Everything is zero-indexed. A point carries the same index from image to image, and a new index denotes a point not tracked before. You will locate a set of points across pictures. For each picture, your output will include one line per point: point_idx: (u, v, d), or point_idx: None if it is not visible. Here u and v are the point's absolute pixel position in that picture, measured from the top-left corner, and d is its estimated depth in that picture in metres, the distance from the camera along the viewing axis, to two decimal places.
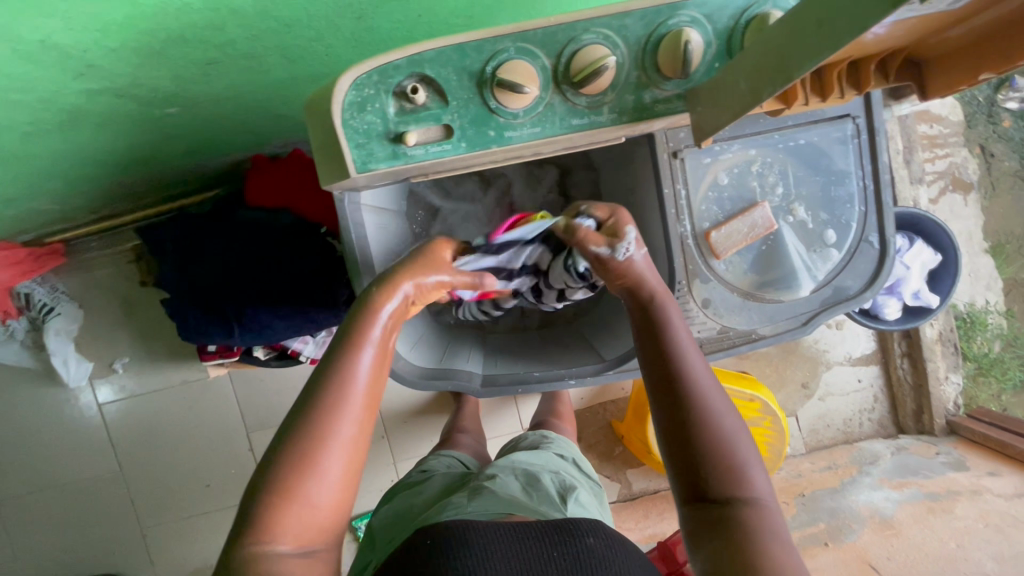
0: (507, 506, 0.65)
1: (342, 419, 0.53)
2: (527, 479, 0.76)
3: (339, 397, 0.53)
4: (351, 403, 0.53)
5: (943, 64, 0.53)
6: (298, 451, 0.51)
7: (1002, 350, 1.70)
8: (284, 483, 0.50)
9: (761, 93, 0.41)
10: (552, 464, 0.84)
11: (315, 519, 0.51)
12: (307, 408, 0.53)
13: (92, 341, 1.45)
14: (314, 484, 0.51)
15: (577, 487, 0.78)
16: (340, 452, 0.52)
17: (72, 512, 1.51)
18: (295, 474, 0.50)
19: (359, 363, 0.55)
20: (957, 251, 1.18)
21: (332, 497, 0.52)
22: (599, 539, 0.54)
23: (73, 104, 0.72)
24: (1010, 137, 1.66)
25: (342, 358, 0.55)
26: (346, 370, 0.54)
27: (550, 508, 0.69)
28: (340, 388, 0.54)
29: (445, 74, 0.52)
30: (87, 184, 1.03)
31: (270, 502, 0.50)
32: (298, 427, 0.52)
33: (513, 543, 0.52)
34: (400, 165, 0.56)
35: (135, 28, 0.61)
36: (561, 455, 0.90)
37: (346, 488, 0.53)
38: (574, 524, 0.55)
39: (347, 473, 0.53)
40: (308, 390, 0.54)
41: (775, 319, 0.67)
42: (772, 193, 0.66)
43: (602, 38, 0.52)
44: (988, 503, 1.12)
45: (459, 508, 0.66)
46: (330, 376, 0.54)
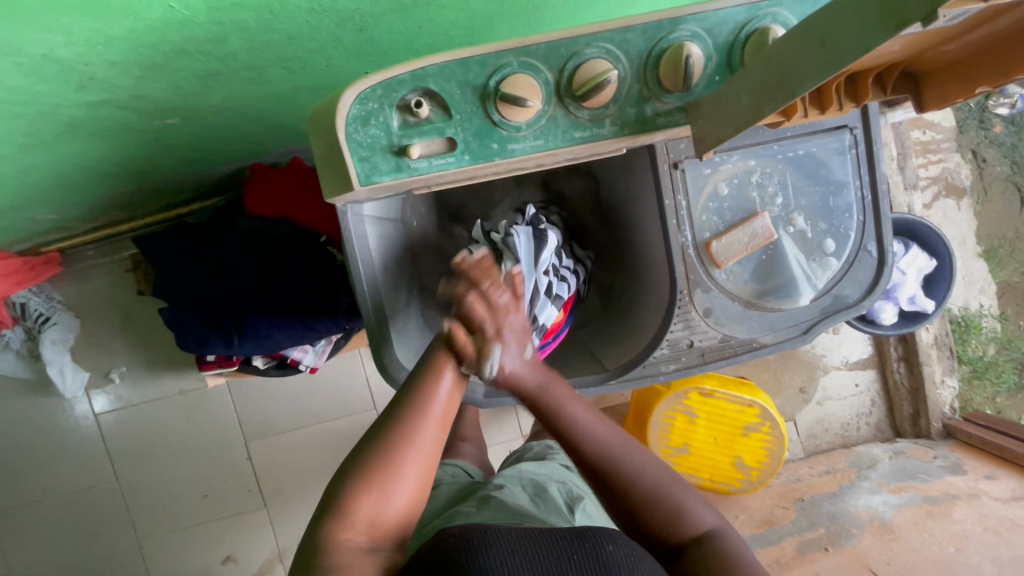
0: (518, 516, 0.65)
1: (424, 426, 0.59)
2: (534, 490, 0.76)
3: (422, 407, 0.60)
4: (432, 413, 0.60)
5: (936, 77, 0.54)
6: (384, 445, 0.57)
7: (996, 353, 1.72)
8: (370, 472, 0.55)
9: (762, 109, 0.41)
10: (558, 474, 0.84)
11: (392, 520, 0.55)
12: (393, 415, 0.60)
13: (88, 351, 1.44)
14: (394, 482, 0.56)
15: (584, 497, 0.78)
16: (419, 454, 0.57)
17: (68, 523, 1.50)
18: (375, 468, 0.55)
19: (442, 382, 0.62)
20: (951, 256, 1.19)
21: (409, 499, 0.56)
22: (619, 547, 0.53)
23: (73, 115, 0.72)
24: (1001, 142, 1.68)
25: (428, 374, 0.62)
26: (431, 384, 0.61)
27: (559, 518, 0.70)
28: (423, 404, 0.60)
29: (449, 88, 0.53)
30: (85, 194, 1.02)
31: (355, 488, 0.54)
32: (385, 431, 0.58)
33: (532, 547, 0.52)
34: (404, 178, 0.56)
35: (137, 41, 0.61)
36: (567, 466, 0.90)
37: (420, 490, 0.57)
38: (592, 532, 0.54)
39: (423, 479, 0.57)
40: (395, 400, 0.61)
41: (775, 327, 0.67)
42: (772, 203, 0.67)
43: (604, 53, 0.52)
44: (986, 507, 1.13)
45: (469, 516, 0.67)
46: (415, 389, 0.61)
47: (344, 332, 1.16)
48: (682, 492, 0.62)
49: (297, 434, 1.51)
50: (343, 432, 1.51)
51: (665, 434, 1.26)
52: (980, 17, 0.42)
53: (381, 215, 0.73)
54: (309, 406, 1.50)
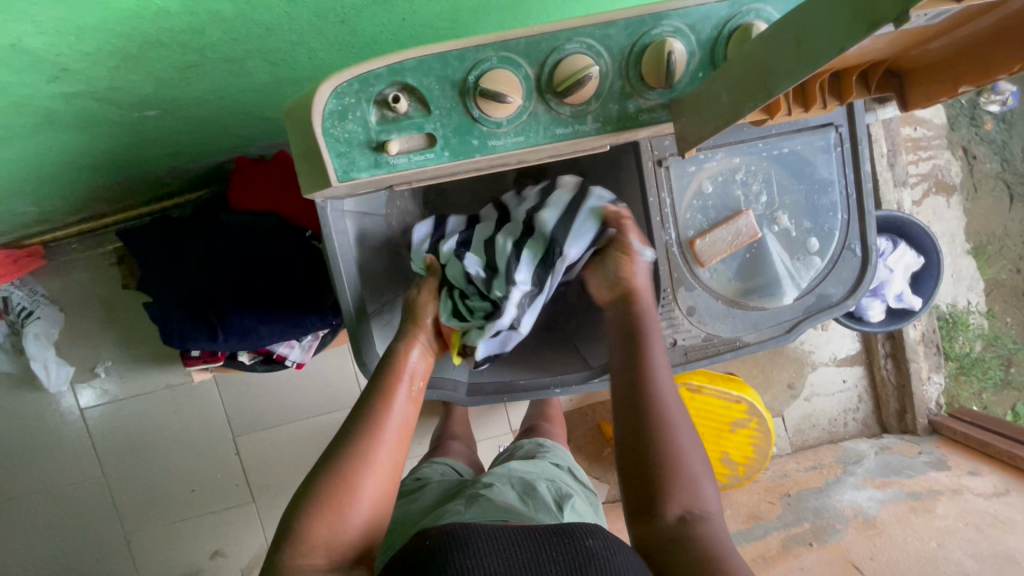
0: (504, 514, 0.65)
1: (378, 445, 0.61)
2: (523, 488, 0.76)
3: (375, 427, 0.61)
4: (385, 432, 0.61)
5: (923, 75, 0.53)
6: (340, 467, 0.58)
7: (982, 350, 1.73)
8: (326, 495, 0.57)
9: (742, 108, 0.41)
10: (548, 473, 0.84)
11: (348, 542, 0.56)
12: (347, 438, 0.61)
13: (73, 345, 1.43)
14: (351, 504, 0.57)
15: (572, 495, 0.78)
16: (374, 473, 0.59)
17: (55, 518, 1.49)
18: (333, 490, 0.57)
19: (395, 401, 0.64)
20: (939, 253, 1.19)
21: (365, 521, 0.57)
22: (600, 541, 0.53)
23: (49, 107, 0.71)
24: (991, 140, 1.69)
25: (381, 394, 0.64)
26: (384, 405, 0.63)
27: (547, 516, 0.69)
28: (376, 423, 0.62)
29: (427, 83, 0.52)
30: (65, 186, 1.01)
31: (312, 511, 0.56)
32: (341, 453, 0.59)
33: (513, 547, 0.51)
34: (383, 174, 0.55)
35: (110, 32, 0.59)
36: (557, 464, 0.90)
37: (378, 508, 0.59)
38: (573, 527, 0.54)
39: (378, 498, 0.59)
40: (351, 421, 0.63)
41: (758, 326, 0.67)
42: (756, 201, 0.66)
43: (585, 48, 0.51)
44: (968, 502, 1.14)
45: (458, 514, 0.67)
46: (370, 411, 0.62)
47: (331, 327, 1.15)
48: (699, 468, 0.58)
49: (286, 429, 1.50)
50: (333, 428, 1.51)
51: None
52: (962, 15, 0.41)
53: (363, 210, 0.72)
54: (297, 401, 1.49)
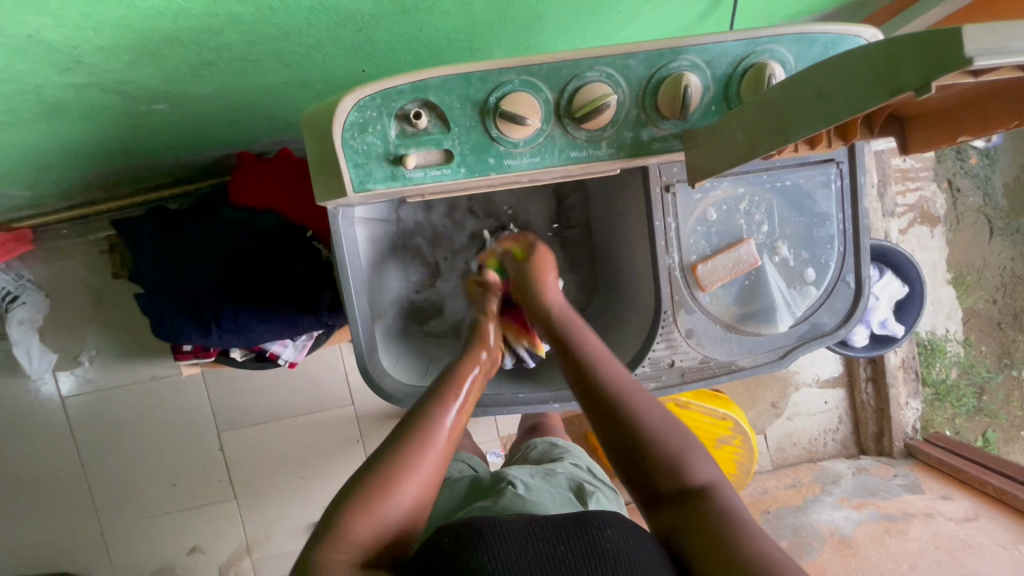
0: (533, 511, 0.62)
1: (430, 449, 0.61)
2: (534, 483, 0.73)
3: (433, 433, 0.62)
4: (438, 433, 0.61)
5: (946, 115, 0.52)
6: (389, 472, 0.57)
7: (958, 377, 1.82)
8: (374, 499, 0.55)
9: (757, 149, 0.42)
10: (560, 469, 0.81)
11: (391, 536, 0.55)
12: (400, 443, 0.60)
13: (59, 332, 1.41)
14: (411, 481, 0.58)
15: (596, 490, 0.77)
16: (422, 475, 0.58)
17: (31, 506, 1.46)
18: (385, 478, 0.57)
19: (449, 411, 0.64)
20: (924, 285, 1.26)
21: (412, 517, 0.57)
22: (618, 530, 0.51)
23: (56, 96, 0.71)
24: (975, 173, 1.80)
25: (438, 401, 0.65)
26: (442, 409, 0.64)
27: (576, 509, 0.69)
28: (432, 428, 0.62)
29: (449, 101, 0.53)
30: (62, 168, 1.00)
31: (357, 507, 0.55)
32: (399, 453, 0.59)
33: (534, 545, 0.49)
34: (398, 187, 0.56)
35: (129, 29, 0.59)
36: (577, 464, 0.85)
37: (420, 511, 0.58)
38: (588, 516, 0.52)
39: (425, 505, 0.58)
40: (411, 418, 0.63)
41: (753, 351, 0.69)
42: (757, 231, 0.68)
43: (605, 77, 0.53)
44: (940, 526, 1.18)
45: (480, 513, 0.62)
46: (427, 413, 0.63)
47: (324, 328, 1.15)
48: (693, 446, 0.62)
49: (270, 426, 1.49)
50: (322, 426, 1.50)
51: None
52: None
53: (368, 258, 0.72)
54: (286, 398, 1.48)
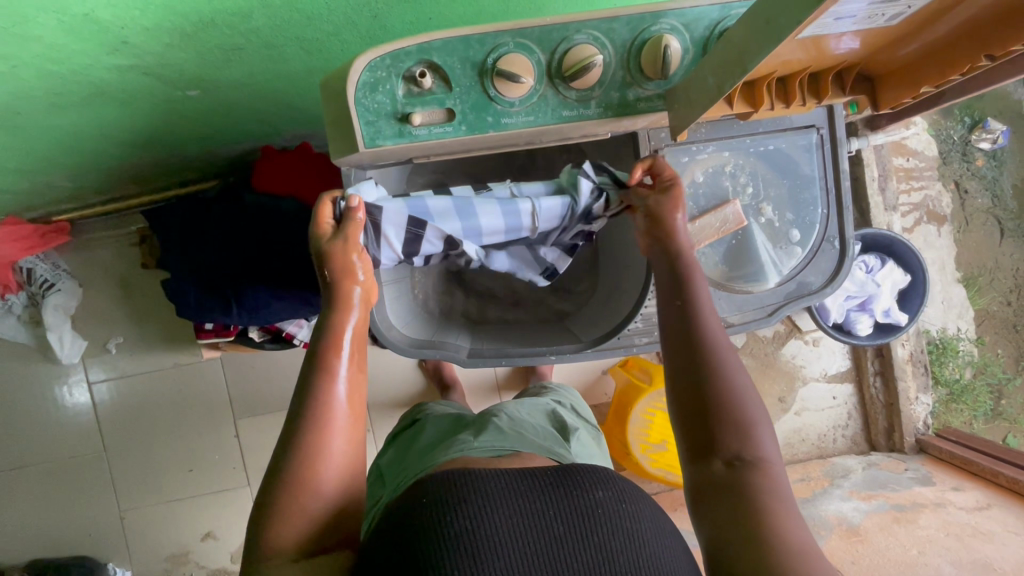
0: (511, 444, 0.72)
1: (332, 432, 0.58)
2: (514, 418, 0.83)
3: (325, 418, 0.58)
4: (336, 414, 0.59)
5: (905, 74, 0.57)
6: (295, 477, 0.56)
7: (972, 377, 1.80)
8: (292, 509, 0.55)
9: (725, 85, 0.48)
10: (545, 408, 0.94)
11: (326, 524, 0.57)
12: (293, 444, 0.57)
13: (89, 321, 1.49)
14: (322, 475, 0.56)
15: (576, 427, 0.90)
16: (334, 465, 0.57)
17: (54, 489, 1.51)
18: (292, 491, 0.55)
19: (338, 382, 0.60)
20: (924, 272, 1.27)
21: (339, 493, 0.57)
22: (609, 492, 0.56)
23: (101, 78, 0.78)
24: (982, 175, 1.81)
25: (324, 375, 0.60)
26: (328, 385, 0.59)
27: (556, 443, 0.81)
28: (325, 411, 0.58)
29: (451, 62, 0.58)
30: (102, 158, 1.09)
31: (280, 523, 0.55)
32: (295, 452, 0.56)
33: (520, 505, 0.53)
34: (406, 143, 0.61)
35: (170, 9, 0.66)
36: (560, 401, 1.00)
37: (346, 496, 0.58)
38: (572, 479, 0.56)
39: (346, 478, 0.58)
40: (298, 407, 0.59)
41: (742, 308, 0.73)
42: (743, 192, 0.73)
43: (592, 39, 0.58)
44: (951, 514, 1.16)
45: (461, 448, 0.72)
46: (314, 395, 0.59)
47: None
48: (758, 413, 0.59)
49: (284, 413, 1.54)
50: None
51: (645, 427, 1.33)
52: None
53: None
54: None
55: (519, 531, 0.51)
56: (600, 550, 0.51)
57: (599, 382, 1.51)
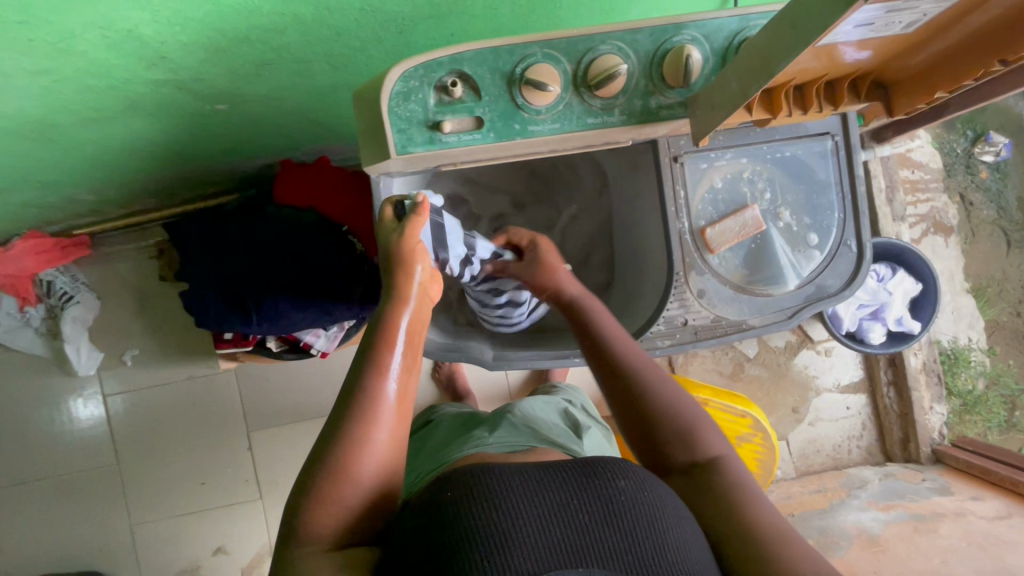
0: (527, 442, 0.74)
1: (379, 424, 0.59)
2: (528, 415, 0.85)
3: (373, 410, 0.59)
4: (384, 407, 0.60)
5: (919, 79, 0.59)
6: (337, 463, 0.57)
7: (985, 388, 1.79)
8: (329, 494, 0.56)
9: (750, 89, 0.50)
10: (557, 407, 0.96)
11: (359, 515, 0.57)
12: (340, 429, 0.58)
13: (106, 333, 1.51)
14: (364, 466, 0.57)
15: (589, 425, 0.92)
16: (375, 456, 0.58)
17: (66, 503, 1.51)
18: (330, 478, 0.57)
19: (389, 377, 0.61)
20: (936, 281, 1.28)
21: (377, 486, 0.58)
22: (632, 482, 0.55)
23: (136, 92, 0.81)
24: (986, 187, 1.83)
25: (374, 367, 0.61)
26: (378, 378, 0.60)
27: (571, 439, 0.82)
28: (373, 401, 0.59)
29: (481, 72, 0.61)
30: (128, 171, 1.12)
31: (318, 505, 0.56)
32: (341, 439, 0.58)
33: (543, 496, 0.52)
34: (436, 150, 0.63)
35: (209, 25, 0.69)
36: (570, 400, 1.02)
37: (382, 490, 0.59)
38: (600, 469, 0.55)
39: (385, 473, 0.59)
40: (346, 395, 0.60)
41: (763, 311, 0.73)
42: (761, 198, 0.75)
43: (616, 50, 0.61)
44: (972, 524, 1.16)
45: (477, 443, 0.74)
46: (363, 386, 0.60)
47: (356, 319, 1.24)
48: (698, 417, 0.66)
49: (297, 425, 1.54)
50: None
51: None
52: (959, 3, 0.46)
53: None
54: (313, 398, 1.54)
55: (544, 522, 0.50)
56: (629, 541, 0.50)
57: None
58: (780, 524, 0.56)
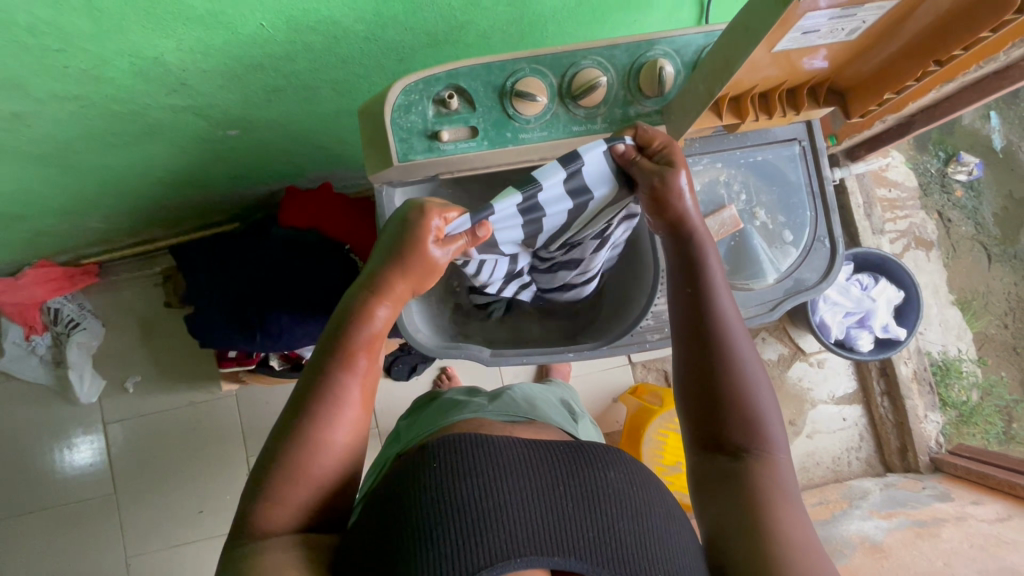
0: (524, 414, 0.78)
1: (338, 419, 0.59)
2: (528, 396, 0.90)
3: (333, 406, 0.59)
4: (347, 401, 0.60)
5: (868, 84, 0.65)
6: (292, 459, 0.57)
7: (980, 399, 1.81)
8: (286, 491, 0.56)
9: (715, 89, 0.57)
10: (555, 394, 1.01)
11: (313, 511, 0.58)
12: (296, 424, 0.58)
13: (109, 361, 1.53)
14: (319, 461, 0.58)
15: (581, 416, 0.97)
16: (331, 451, 0.58)
17: (61, 536, 1.49)
18: (283, 473, 0.57)
19: (351, 374, 0.60)
20: (917, 288, 1.33)
21: (331, 481, 0.59)
22: (618, 474, 0.58)
23: (156, 117, 0.88)
24: (962, 205, 1.91)
25: (339, 362, 0.60)
26: (343, 373, 0.60)
27: (567, 422, 0.87)
28: (331, 397, 0.59)
29: (475, 86, 0.67)
30: (140, 198, 1.17)
31: (272, 500, 0.56)
32: (297, 434, 0.58)
33: (531, 482, 0.54)
34: (434, 156, 0.69)
35: (226, 53, 0.76)
36: (564, 392, 1.08)
37: (335, 485, 0.59)
38: (590, 458, 0.59)
39: (339, 470, 0.59)
40: (304, 390, 0.60)
41: (746, 305, 0.78)
42: (738, 198, 0.83)
43: (597, 64, 0.67)
44: (973, 527, 1.16)
45: (474, 410, 0.78)
46: (325, 381, 0.59)
47: None
48: (767, 407, 0.61)
49: None
50: None
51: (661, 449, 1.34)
52: (894, 10, 0.53)
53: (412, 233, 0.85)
54: None
55: (530, 504, 0.53)
56: (606, 533, 0.53)
57: (611, 409, 1.53)
58: (809, 533, 0.55)
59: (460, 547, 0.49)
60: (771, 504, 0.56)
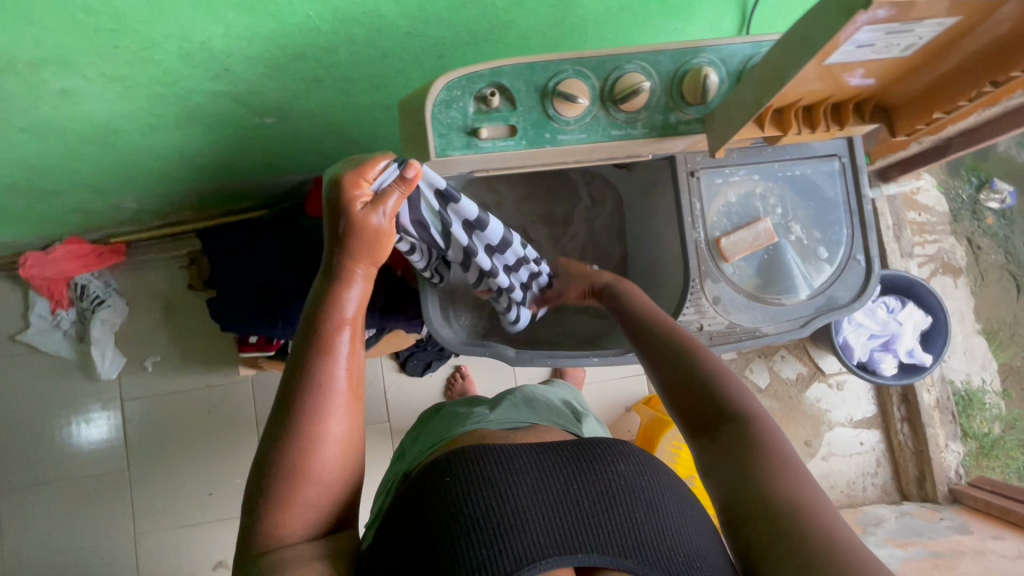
0: (526, 420, 0.78)
1: (331, 412, 0.56)
2: (531, 398, 0.89)
3: (321, 399, 0.56)
4: (336, 392, 0.57)
5: (915, 103, 0.64)
6: (293, 461, 0.54)
7: (1002, 432, 1.76)
8: (296, 494, 0.55)
9: (763, 99, 0.56)
10: (561, 396, 1.01)
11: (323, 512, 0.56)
12: (289, 420, 0.56)
13: (130, 339, 1.55)
14: (319, 461, 0.55)
15: (587, 413, 0.97)
16: (335, 447, 0.56)
17: (73, 508, 1.51)
18: (284, 478, 0.54)
19: (337, 362, 0.57)
20: (945, 313, 1.30)
21: (338, 479, 0.57)
22: (629, 466, 0.58)
23: (196, 101, 0.89)
24: (993, 233, 1.87)
25: (320, 351, 0.57)
26: (325, 361, 0.57)
27: (574, 424, 0.87)
28: (320, 390, 0.56)
29: (517, 85, 0.67)
30: (172, 181, 1.19)
31: (281, 508, 0.54)
32: (294, 436, 0.55)
33: (543, 480, 0.54)
34: (472, 153, 0.69)
35: (272, 41, 0.77)
36: (567, 391, 1.08)
37: (341, 482, 0.57)
38: (596, 455, 0.58)
39: (347, 468, 0.57)
40: (288, 388, 0.57)
41: (776, 319, 0.77)
42: (772, 212, 0.80)
43: (640, 69, 0.67)
44: (993, 562, 1.12)
45: (479, 420, 0.77)
46: (309, 375, 0.56)
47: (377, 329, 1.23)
48: (734, 381, 0.64)
49: None
50: None
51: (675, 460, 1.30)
52: (952, 29, 0.52)
53: None
54: None
55: (546, 505, 0.52)
56: (625, 526, 0.52)
57: (623, 418, 1.52)
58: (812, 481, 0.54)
59: (478, 545, 0.49)
60: (767, 458, 0.56)
